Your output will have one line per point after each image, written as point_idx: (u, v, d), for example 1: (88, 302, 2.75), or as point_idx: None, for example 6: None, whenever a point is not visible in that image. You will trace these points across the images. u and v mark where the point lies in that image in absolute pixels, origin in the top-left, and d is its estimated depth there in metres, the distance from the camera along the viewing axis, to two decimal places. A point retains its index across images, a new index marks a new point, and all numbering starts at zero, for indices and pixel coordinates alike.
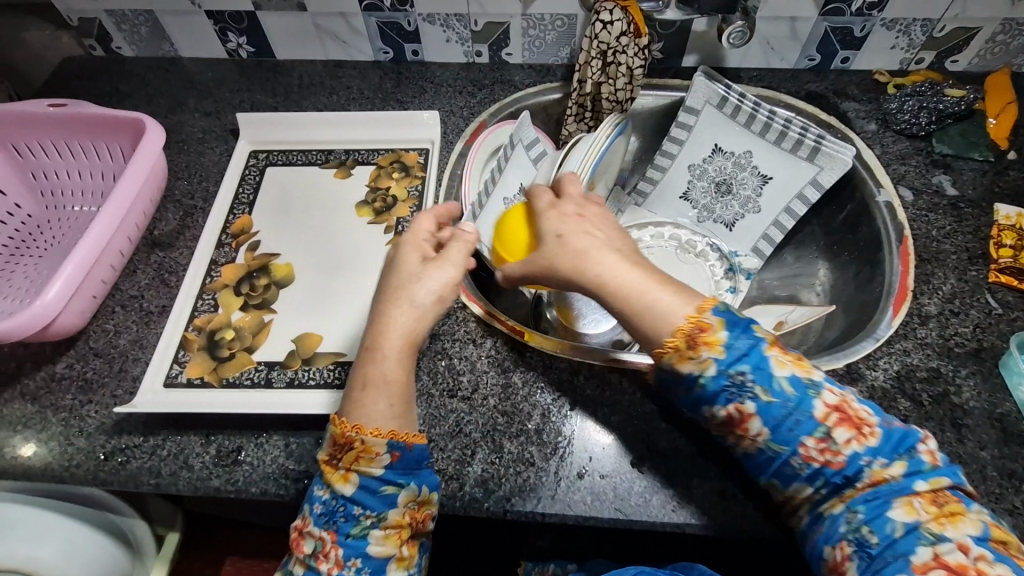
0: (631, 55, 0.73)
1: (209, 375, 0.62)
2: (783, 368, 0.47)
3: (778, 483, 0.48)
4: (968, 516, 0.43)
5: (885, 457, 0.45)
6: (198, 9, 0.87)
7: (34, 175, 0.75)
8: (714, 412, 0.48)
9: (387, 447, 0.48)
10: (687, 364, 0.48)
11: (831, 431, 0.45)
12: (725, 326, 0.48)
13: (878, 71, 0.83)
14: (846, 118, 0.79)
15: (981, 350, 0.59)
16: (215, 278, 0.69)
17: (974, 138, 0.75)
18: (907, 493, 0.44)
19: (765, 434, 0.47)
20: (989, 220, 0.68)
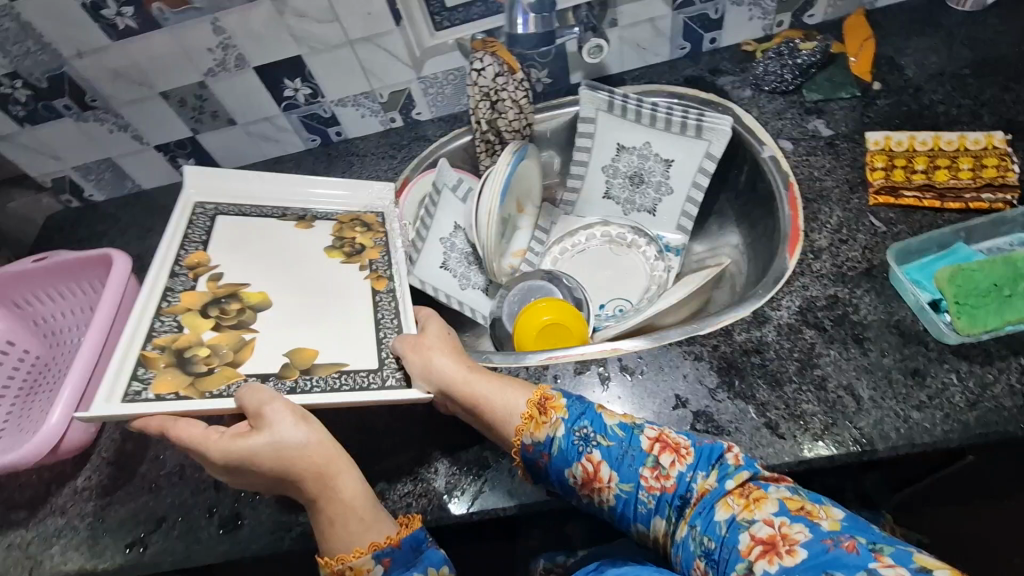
0: (512, 89, 0.83)
1: (181, 389, 0.58)
2: (613, 418, 0.59)
3: (643, 524, 0.56)
4: (768, 497, 0.49)
5: (701, 468, 0.53)
6: (147, 145, 1.00)
7: (36, 322, 0.86)
8: (575, 470, 0.58)
9: (374, 558, 0.56)
10: (543, 428, 0.60)
11: (657, 458, 0.56)
12: (567, 394, 0.62)
13: (745, 42, 0.90)
14: (723, 92, 0.86)
15: (872, 269, 0.64)
16: (173, 302, 0.65)
17: (840, 79, 0.81)
18: (723, 493, 0.51)
19: (614, 475, 0.57)
20: (864, 149, 0.74)
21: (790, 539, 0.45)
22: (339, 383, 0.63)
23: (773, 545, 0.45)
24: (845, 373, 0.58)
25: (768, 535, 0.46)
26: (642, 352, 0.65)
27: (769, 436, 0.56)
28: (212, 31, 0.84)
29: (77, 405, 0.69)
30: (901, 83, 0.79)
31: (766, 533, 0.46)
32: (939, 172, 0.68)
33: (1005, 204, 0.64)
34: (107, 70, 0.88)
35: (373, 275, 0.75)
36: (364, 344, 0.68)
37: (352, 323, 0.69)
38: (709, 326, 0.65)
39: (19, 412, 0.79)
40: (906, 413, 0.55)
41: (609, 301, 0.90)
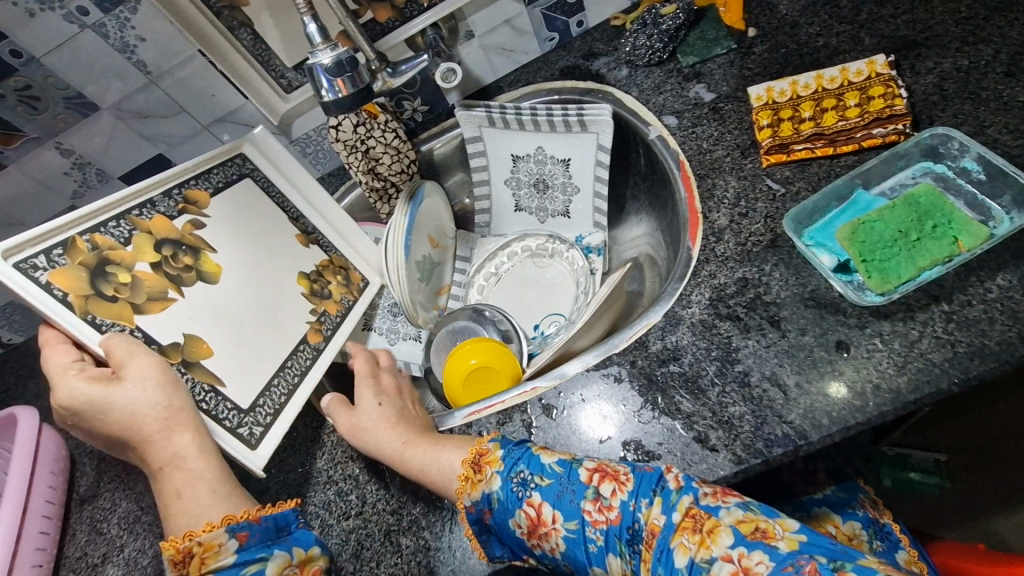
0: (380, 134, 0.79)
1: (74, 294, 0.52)
2: (551, 454, 0.51)
3: (600, 567, 0.47)
4: (723, 525, 0.41)
5: (643, 496, 0.46)
6: None
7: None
8: (517, 521, 0.50)
9: (228, 533, 0.51)
10: (480, 484, 0.51)
11: (598, 489, 0.48)
12: (501, 443, 0.53)
13: (613, 16, 0.84)
14: (600, 77, 0.81)
15: (777, 239, 0.60)
16: (144, 215, 0.60)
17: (712, 35, 0.76)
18: (675, 529, 0.43)
19: (559, 517, 0.48)
20: (748, 106, 0.69)
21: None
22: (201, 397, 0.58)
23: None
24: (767, 362, 0.54)
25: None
26: (560, 386, 0.61)
27: (700, 450, 0.53)
28: (60, 155, 0.79)
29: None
30: (774, 24, 0.74)
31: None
32: (826, 115, 0.63)
33: (898, 134, 0.59)
34: None
35: (314, 326, 0.70)
36: (250, 373, 0.62)
37: (252, 344, 0.63)
38: (623, 341, 0.61)
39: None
40: (837, 393, 0.51)
41: (543, 320, 0.87)
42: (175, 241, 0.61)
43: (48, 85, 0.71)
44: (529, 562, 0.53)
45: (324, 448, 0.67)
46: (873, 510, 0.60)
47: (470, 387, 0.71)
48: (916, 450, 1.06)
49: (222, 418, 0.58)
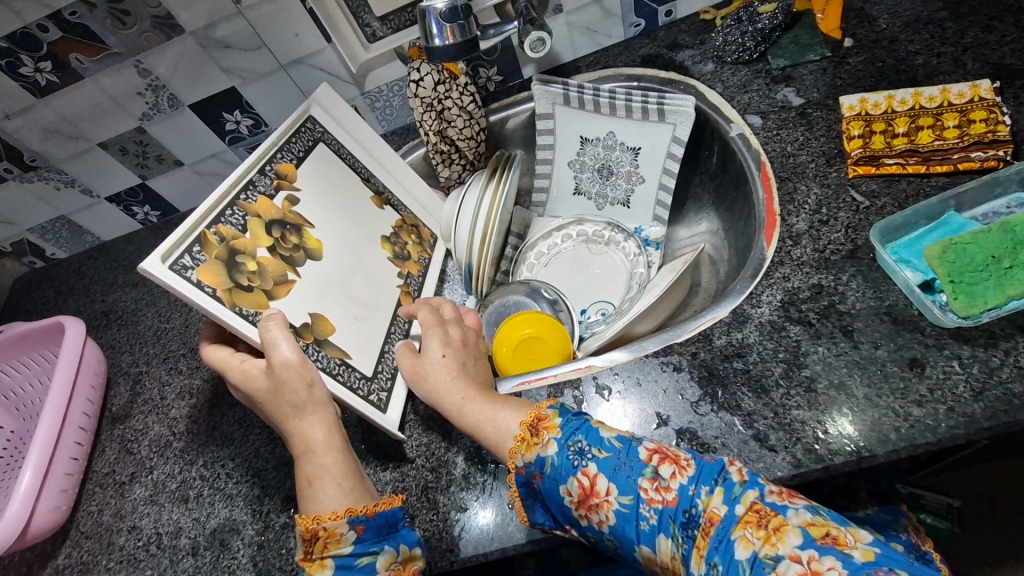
0: (457, 96, 0.78)
1: (221, 289, 0.55)
2: (611, 429, 0.51)
3: (648, 548, 0.47)
4: (790, 525, 0.40)
5: (704, 483, 0.45)
6: (99, 198, 0.97)
7: (7, 395, 0.82)
8: (568, 488, 0.50)
9: (349, 524, 0.52)
10: (535, 449, 0.52)
11: (657, 470, 0.48)
12: (559, 411, 0.54)
13: (703, 9, 0.83)
14: (684, 69, 0.80)
15: (857, 250, 0.59)
16: (251, 200, 0.62)
17: (806, 40, 0.75)
18: (737, 521, 0.42)
19: (612, 490, 0.48)
20: (838, 115, 0.68)
21: None
22: (336, 369, 0.62)
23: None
24: (836, 370, 0.54)
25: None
26: (617, 368, 0.60)
27: (758, 449, 0.52)
28: (138, 75, 0.79)
29: (40, 488, 0.67)
30: (873, 36, 0.72)
31: None
32: (921, 133, 0.62)
33: (998, 161, 0.58)
34: (39, 129, 0.84)
35: (403, 287, 0.77)
36: (364, 339, 0.67)
37: (353, 300, 0.69)
38: (686, 333, 0.61)
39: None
40: (906, 411, 0.50)
41: (591, 306, 0.87)
42: (278, 222, 0.64)
43: (140, 2, 0.71)
44: (570, 534, 0.53)
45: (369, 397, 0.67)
46: (916, 537, 0.59)
47: (524, 355, 0.71)
48: (933, 492, 1.05)
49: (359, 389, 0.63)
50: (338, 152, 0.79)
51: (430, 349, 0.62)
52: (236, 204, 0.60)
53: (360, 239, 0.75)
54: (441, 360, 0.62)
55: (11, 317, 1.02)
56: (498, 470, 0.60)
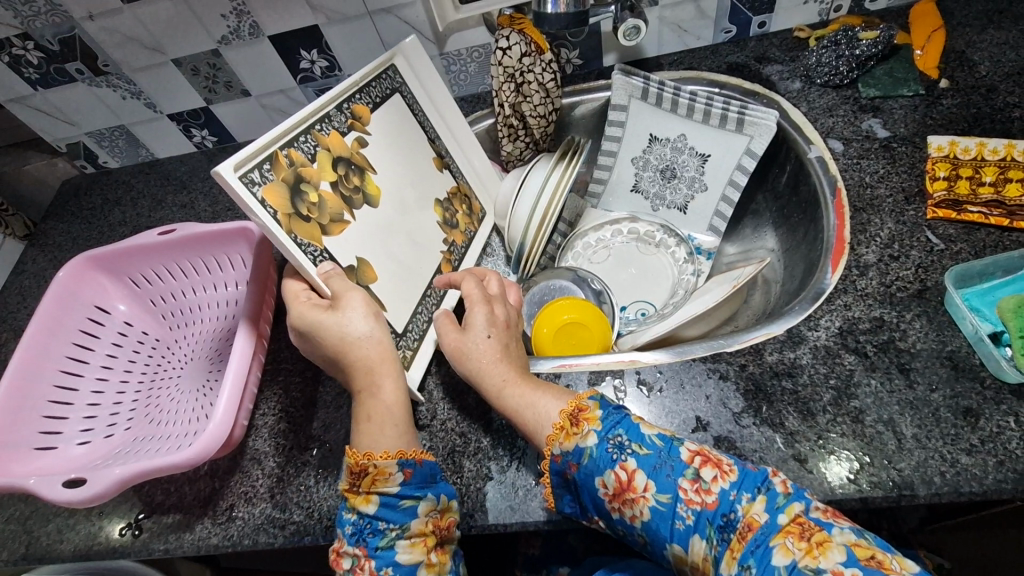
0: (539, 71, 0.77)
1: (281, 212, 0.54)
2: (652, 427, 0.51)
3: (680, 547, 0.47)
4: (834, 541, 0.40)
5: (747, 490, 0.45)
6: (161, 114, 0.97)
7: (156, 301, 0.80)
8: (604, 482, 0.50)
9: (398, 466, 0.53)
10: (574, 438, 0.52)
11: (699, 472, 0.47)
12: (601, 404, 0.53)
13: (799, 27, 0.82)
14: (770, 83, 0.79)
15: (925, 291, 0.58)
16: (324, 133, 0.62)
17: (901, 74, 0.74)
18: (778, 529, 0.42)
19: (651, 487, 0.48)
20: (924, 154, 0.67)
21: None
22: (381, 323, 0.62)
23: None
24: (887, 407, 0.53)
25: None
26: (661, 366, 0.60)
27: (796, 469, 0.52)
28: None
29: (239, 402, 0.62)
30: (971, 82, 0.71)
31: None
32: (1008, 186, 0.61)
33: None
34: (117, 35, 0.84)
35: (446, 254, 0.77)
36: (403, 299, 0.67)
37: (397, 260, 0.68)
38: (738, 343, 0.61)
39: (146, 401, 0.73)
40: (954, 458, 0.49)
41: (631, 304, 0.87)
42: (345, 159, 0.64)
43: None
44: (596, 524, 0.54)
45: None
46: None
47: (568, 339, 0.71)
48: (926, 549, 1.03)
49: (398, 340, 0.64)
50: (412, 105, 0.78)
51: (474, 331, 0.59)
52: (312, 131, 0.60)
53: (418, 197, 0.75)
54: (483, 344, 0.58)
55: (55, 218, 1.02)
56: (527, 446, 0.59)
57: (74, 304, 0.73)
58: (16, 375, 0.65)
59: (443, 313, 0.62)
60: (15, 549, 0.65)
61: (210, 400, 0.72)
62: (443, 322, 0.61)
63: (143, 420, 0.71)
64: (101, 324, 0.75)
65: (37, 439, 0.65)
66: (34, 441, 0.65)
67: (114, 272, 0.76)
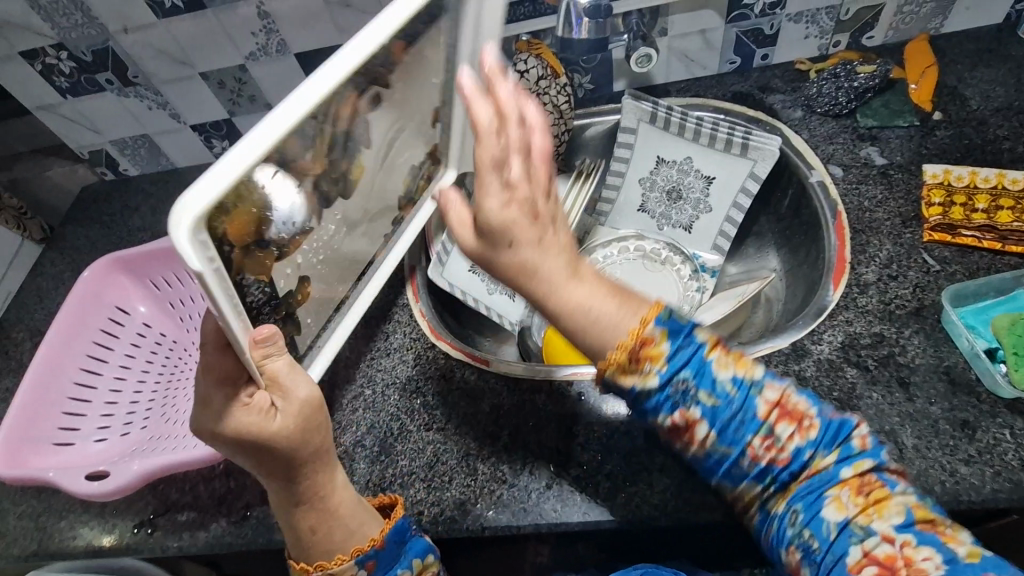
0: (554, 94, 0.81)
1: (238, 250, 0.39)
2: (725, 368, 0.46)
3: (728, 483, 0.47)
4: (892, 500, 0.42)
5: (823, 446, 0.44)
6: (185, 125, 1.01)
7: (174, 304, 0.81)
8: (659, 421, 0.46)
9: (357, 563, 0.52)
10: (629, 377, 0.46)
11: (774, 427, 0.45)
12: (668, 336, 0.45)
13: (800, 59, 0.87)
14: (772, 111, 0.83)
15: (922, 309, 0.61)
16: (340, 97, 0.42)
17: (897, 106, 0.78)
18: (838, 481, 0.43)
19: (712, 437, 0.45)
20: (920, 181, 0.70)
21: (914, 568, 0.39)
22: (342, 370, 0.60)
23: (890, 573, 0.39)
24: (888, 418, 0.55)
25: (886, 556, 0.40)
26: None
27: None
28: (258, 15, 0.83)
29: None
30: (963, 115, 0.75)
31: (884, 555, 0.40)
32: (1000, 212, 0.65)
33: None
34: (150, 49, 0.88)
35: None
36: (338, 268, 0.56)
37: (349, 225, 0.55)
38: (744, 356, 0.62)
39: (162, 401, 0.74)
40: (953, 469, 0.52)
41: None
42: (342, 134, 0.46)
43: None
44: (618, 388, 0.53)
45: (418, 368, 0.70)
46: None
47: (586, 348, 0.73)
48: None
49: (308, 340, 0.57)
50: None
51: (518, 159, 0.43)
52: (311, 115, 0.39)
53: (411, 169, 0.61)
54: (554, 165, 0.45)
55: (74, 222, 1.05)
56: (540, 450, 0.60)
57: (97, 307, 0.76)
58: (37, 373, 0.68)
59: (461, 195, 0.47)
60: (29, 545, 0.66)
61: None
62: (479, 168, 0.43)
63: (158, 418, 0.72)
64: (121, 325, 0.78)
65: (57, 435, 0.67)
66: (54, 436, 0.67)
67: (136, 275, 0.79)
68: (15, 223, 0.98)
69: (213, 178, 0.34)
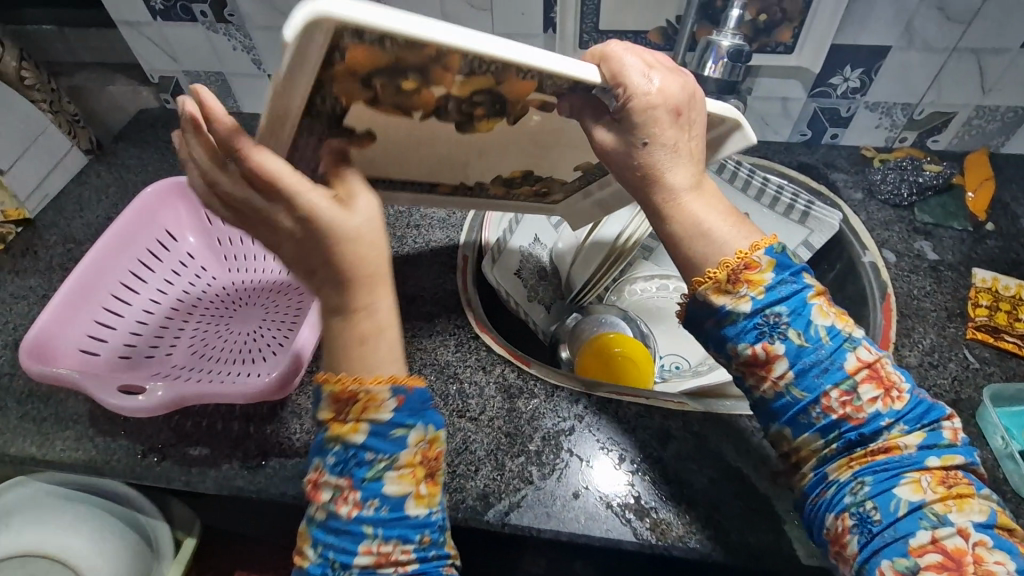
0: None
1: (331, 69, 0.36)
2: (824, 317, 0.47)
3: (789, 431, 0.48)
4: (974, 501, 0.43)
5: (907, 423, 0.46)
6: (264, 73, 1.02)
7: (222, 242, 0.79)
8: (737, 349, 0.48)
9: (390, 391, 0.45)
10: (722, 296, 0.48)
11: (858, 385, 0.46)
12: (775, 267, 0.48)
13: (865, 147, 0.92)
14: (834, 188, 0.87)
15: (958, 402, 0.63)
16: (523, 81, 0.42)
17: (952, 209, 0.82)
18: (919, 466, 0.44)
19: (789, 377, 0.47)
20: (967, 282, 0.74)
21: (983, 566, 0.40)
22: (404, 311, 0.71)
23: (954, 565, 0.40)
24: None
25: (956, 549, 0.41)
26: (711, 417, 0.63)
27: None
28: None
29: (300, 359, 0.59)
30: (1013, 231, 0.79)
31: (954, 546, 0.41)
32: None
33: None
34: None
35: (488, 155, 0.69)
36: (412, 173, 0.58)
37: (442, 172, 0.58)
38: None
39: (190, 334, 0.71)
40: None
41: (667, 354, 0.88)
42: (499, 98, 0.45)
43: None
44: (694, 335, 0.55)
45: (458, 355, 0.70)
46: None
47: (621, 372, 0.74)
48: None
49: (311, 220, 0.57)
50: None
51: (667, 123, 0.48)
52: (501, 63, 0.39)
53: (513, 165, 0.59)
54: (698, 141, 0.51)
55: (127, 142, 1.04)
56: (571, 459, 0.61)
57: (149, 226, 0.75)
58: (78, 278, 0.67)
59: (601, 98, 0.48)
60: (26, 447, 0.64)
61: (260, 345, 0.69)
62: (625, 108, 0.47)
63: (184, 352, 0.70)
64: (167, 250, 0.76)
65: (82, 343, 0.65)
66: (80, 343, 0.65)
67: (193, 203, 0.78)
68: (68, 128, 0.97)
69: (377, 9, 0.33)
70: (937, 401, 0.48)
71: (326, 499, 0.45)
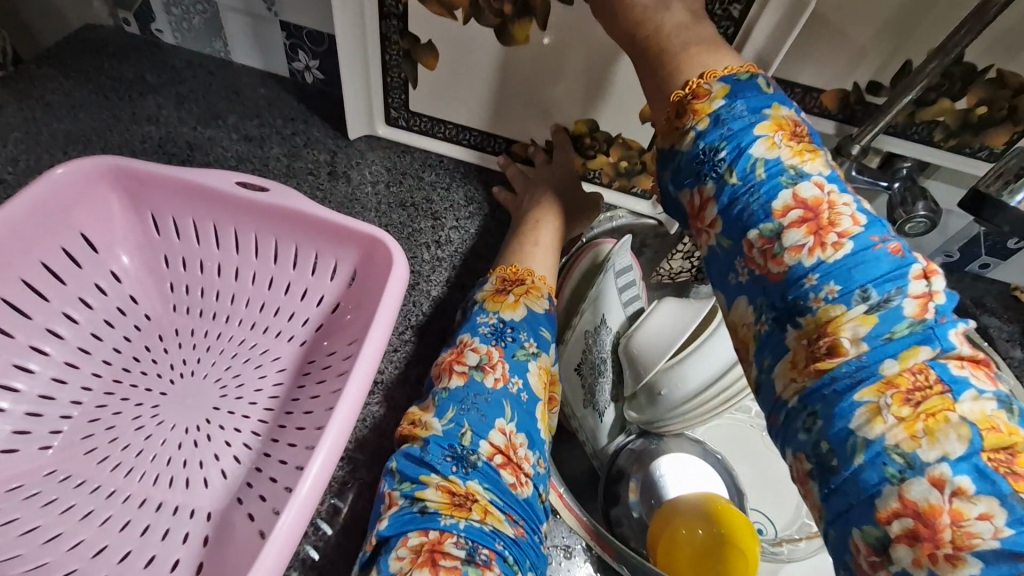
0: None
1: None
2: (770, 149, 0.37)
3: (724, 300, 0.40)
4: (953, 420, 0.31)
5: (839, 282, 0.34)
6: (275, 18, 0.68)
7: (170, 263, 0.53)
8: (681, 195, 0.41)
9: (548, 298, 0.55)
10: (671, 136, 0.41)
11: (787, 228, 0.36)
12: (726, 94, 0.39)
13: (1017, 285, 0.73)
14: (988, 336, 0.70)
15: None
16: None
17: None
18: (880, 380, 0.32)
19: (719, 226, 0.39)
20: None
21: (960, 535, 0.29)
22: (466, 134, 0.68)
23: (928, 533, 0.29)
24: None
25: (929, 506, 0.29)
26: None
27: None
28: None
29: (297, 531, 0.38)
30: None
31: (926, 502, 0.30)
32: None
33: None
34: None
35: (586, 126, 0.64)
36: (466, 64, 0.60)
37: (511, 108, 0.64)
38: None
39: (94, 413, 0.47)
40: None
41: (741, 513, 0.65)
42: None
43: None
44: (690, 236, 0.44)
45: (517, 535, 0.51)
46: None
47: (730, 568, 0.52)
48: None
49: (390, 105, 0.67)
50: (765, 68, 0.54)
51: None
52: None
53: (552, 97, 0.62)
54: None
55: (55, 67, 0.72)
56: None
57: (56, 228, 0.47)
58: None
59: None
60: None
61: (202, 459, 0.46)
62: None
63: (80, 446, 0.46)
64: (79, 265, 0.49)
65: None
66: None
67: (135, 199, 0.51)
68: None
69: None
70: (908, 255, 0.35)
71: (471, 367, 0.47)
